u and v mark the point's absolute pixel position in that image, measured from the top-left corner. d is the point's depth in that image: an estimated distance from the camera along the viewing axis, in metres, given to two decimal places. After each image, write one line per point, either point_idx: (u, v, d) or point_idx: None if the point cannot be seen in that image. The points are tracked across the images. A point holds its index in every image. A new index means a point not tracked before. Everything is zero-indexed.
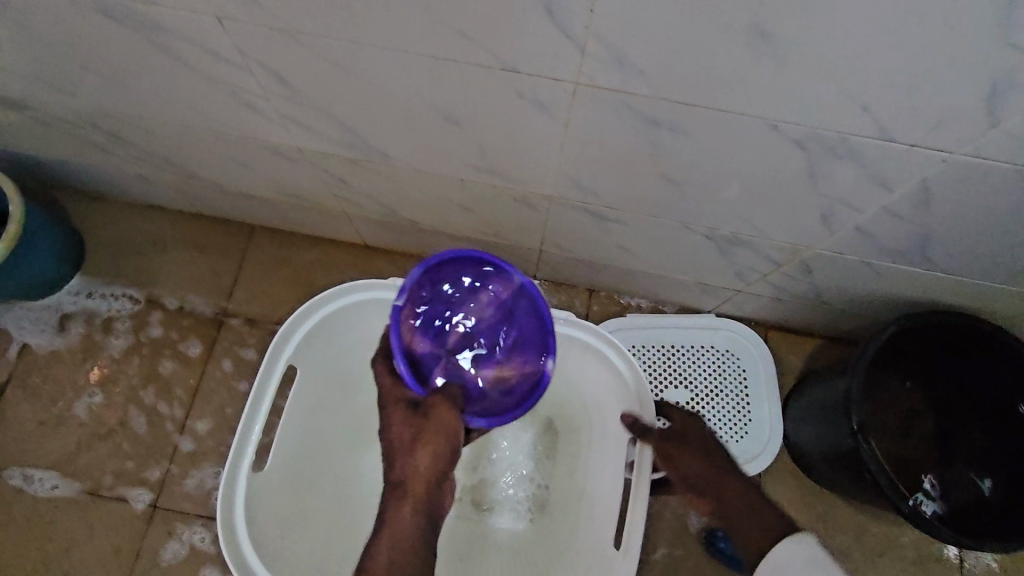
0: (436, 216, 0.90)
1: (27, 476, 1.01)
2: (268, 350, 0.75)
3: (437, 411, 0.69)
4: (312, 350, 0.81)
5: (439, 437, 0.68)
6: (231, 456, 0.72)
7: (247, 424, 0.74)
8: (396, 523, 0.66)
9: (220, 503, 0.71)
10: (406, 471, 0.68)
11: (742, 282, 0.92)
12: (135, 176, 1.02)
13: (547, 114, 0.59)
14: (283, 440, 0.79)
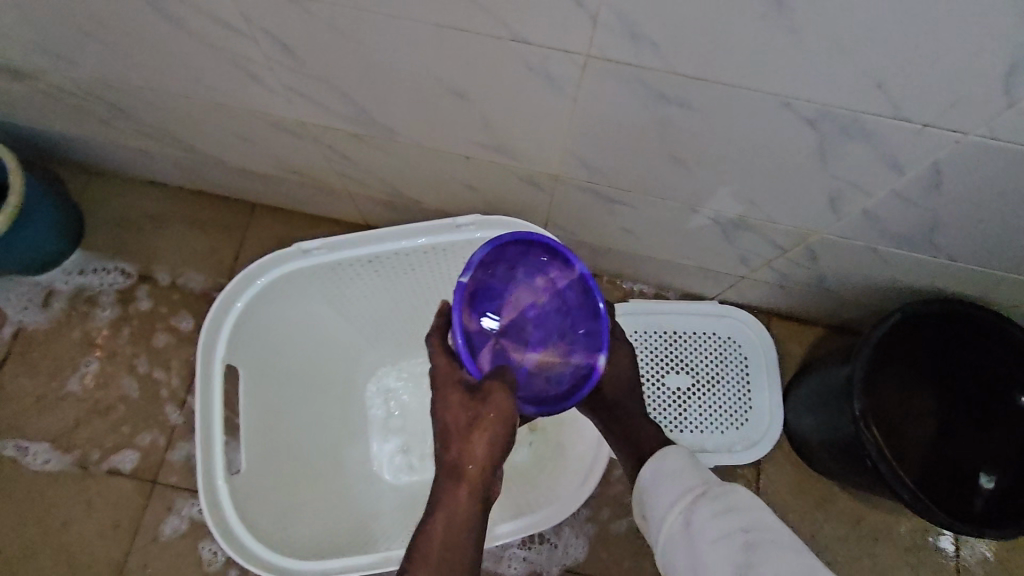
0: (439, 195, 0.89)
1: (21, 448, 1.01)
2: (198, 361, 0.71)
3: (494, 396, 0.56)
4: (245, 345, 0.77)
5: (498, 422, 0.55)
6: (201, 460, 0.69)
7: (206, 430, 0.70)
8: (450, 513, 0.54)
9: (205, 506, 0.68)
10: (460, 459, 0.56)
11: (746, 268, 0.92)
12: (133, 149, 1.00)
13: (555, 88, 0.58)
14: (251, 441, 0.76)
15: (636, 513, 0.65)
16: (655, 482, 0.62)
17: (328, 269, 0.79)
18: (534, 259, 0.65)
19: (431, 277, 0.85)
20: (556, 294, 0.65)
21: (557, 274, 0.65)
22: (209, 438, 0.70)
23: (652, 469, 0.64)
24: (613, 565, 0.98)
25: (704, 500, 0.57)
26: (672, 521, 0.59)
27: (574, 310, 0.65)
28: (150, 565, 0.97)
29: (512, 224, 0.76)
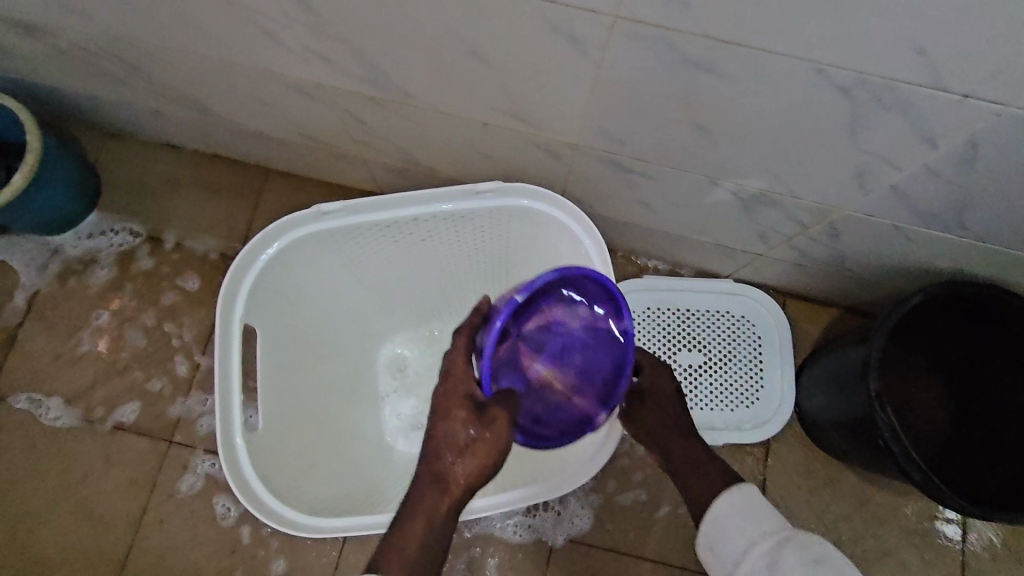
0: (455, 163, 0.88)
1: (35, 401, 1.03)
2: (218, 316, 0.72)
3: (495, 423, 0.64)
4: (265, 304, 0.78)
5: (491, 451, 0.64)
6: (221, 414, 0.70)
7: (224, 384, 0.71)
8: (430, 514, 0.63)
9: (223, 460, 0.70)
10: (452, 472, 0.64)
11: (765, 245, 0.90)
12: (149, 111, 1.00)
13: (579, 51, 0.56)
14: (269, 400, 0.77)
15: (700, 541, 0.69)
16: (732, 517, 0.66)
17: (347, 233, 0.79)
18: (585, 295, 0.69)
19: (448, 247, 0.85)
20: (590, 328, 0.70)
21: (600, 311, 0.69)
22: (227, 394, 0.71)
23: (728, 503, 0.67)
24: (618, 536, 0.99)
25: (789, 549, 0.61)
26: (754, 560, 0.63)
27: (599, 350, 0.69)
28: (166, 521, 0.99)
29: (535, 194, 0.76)
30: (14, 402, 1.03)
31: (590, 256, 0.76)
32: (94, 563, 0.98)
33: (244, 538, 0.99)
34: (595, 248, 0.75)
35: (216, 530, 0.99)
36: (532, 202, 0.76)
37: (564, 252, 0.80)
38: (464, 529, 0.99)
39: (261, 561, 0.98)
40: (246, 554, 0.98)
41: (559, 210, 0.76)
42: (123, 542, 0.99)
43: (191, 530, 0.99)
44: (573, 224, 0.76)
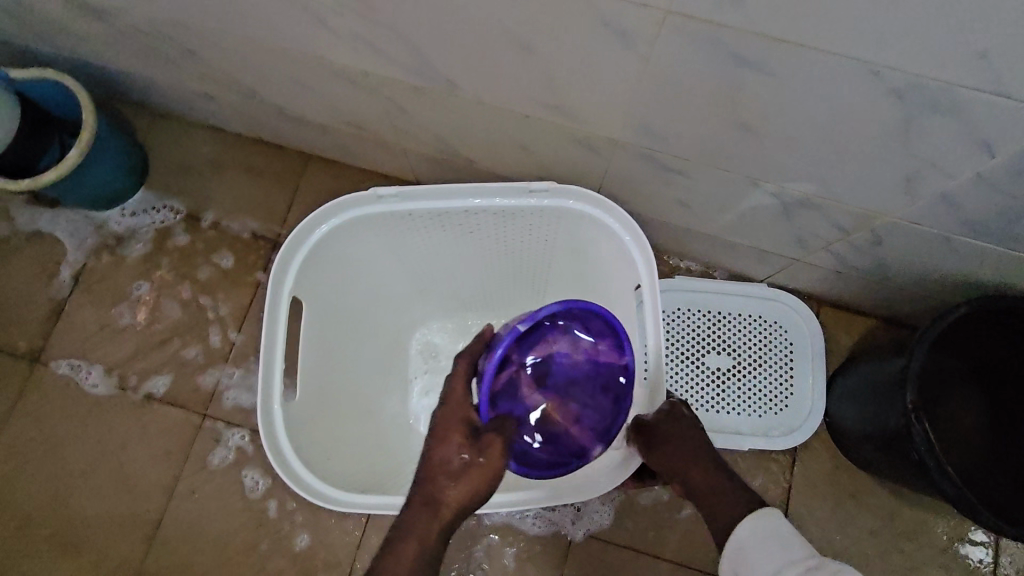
0: (493, 155, 0.88)
1: (75, 366, 1.08)
2: (269, 288, 0.73)
3: (490, 448, 0.69)
4: (312, 282, 0.79)
5: (486, 474, 0.68)
6: (261, 383, 0.72)
7: (269, 352, 0.73)
8: (422, 536, 0.65)
9: (263, 427, 0.72)
10: (445, 493, 0.67)
11: (802, 250, 0.89)
12: (198, 93, 1.03)
13: (627, 45, 0.56)
14: (308, 374, 0.79)
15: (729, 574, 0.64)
16: (756, 544, 0.62)
17: (394, 220, 0.80)
18: (585, 329, 0.77)
19: (489, 243, 0.86)
20: (592, 361, 0.77)
21: (602, 347, 0.76)
22: (271, 363, 0.73)
23: (749, 530, 0.63)
24: (637, 535, 0.99)
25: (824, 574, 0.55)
26: None
27: (598, 384, 0.77)
28: (197, 491, 1.03)
29: (582, 189, 0.76)
30: (57, 368, 1.08)
31: (633, 257, 0.75)
32: (128, 527, 1.02)
33: (270, 512, 1.02)
34: (638, 250, 0.74)
35: (244, 502, 1.02)
36: (579, 197, 0.76)
37: (606, 251, 0.80)
38: (481, 518, 1.00)
39: (286, 535, 1.01)
40: (272, 527, 1.01)
41: (606, 209, 0.76)
42: (156, 509, 1.02)
43: (221, 501, 1.02)
44: (617, 223, 0.76)
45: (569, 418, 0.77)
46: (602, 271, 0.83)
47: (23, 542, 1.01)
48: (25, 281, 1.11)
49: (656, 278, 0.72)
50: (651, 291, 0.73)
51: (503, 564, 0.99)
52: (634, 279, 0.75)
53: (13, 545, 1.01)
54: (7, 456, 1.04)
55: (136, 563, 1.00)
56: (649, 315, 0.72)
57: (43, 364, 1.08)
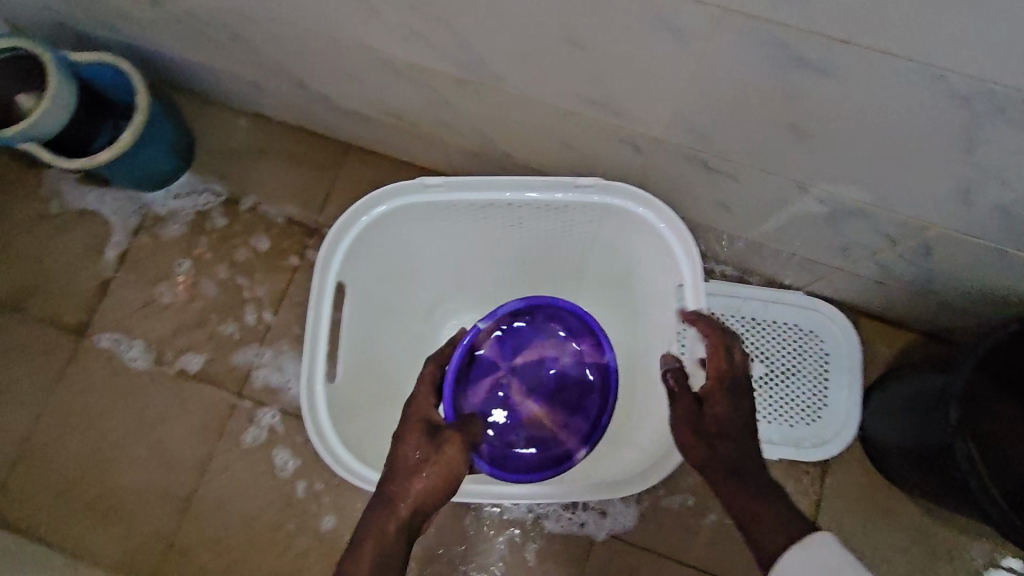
0: (534, 151, 0.89)
1: (116, 340, 1.12)
2: (316, 271, 0.75)
3: (449, 446, 0.64)
4: (356, 268, 0.81)
5: (443, 471, 0.62)
6: (306, 364, 0.74)
7: (315, 334, 0.74)
8: (377, 539, 0.58)
9: (306, 408, 0.73)
10: (401, 492, 0.60)
11: (845, 259, 0.87)
12: (245, 80, 1.05)
13: (680, 43, 0.55)
14: (348, 358, 0.80)
15: None
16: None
17: (438, 210, 0.81)
18: (567, 334, 0.90)
19: (529, 238, 0.86)
20: (578, 364, 0.90)
21: (585, 350, 0.90)
22: (315, 345, 0.74)
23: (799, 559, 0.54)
24: (660, 538, 0.99)
25: None
26: None
27: (583, 387, 0.89)
28: (230, 468, 1.06)
29: (628, 187, 0.75)
30: (99, 342, 1.12)
31: (677, 258, 0.74)
32: (162, 499, 1.05)
33: (299, 492, 1.04)
34: (683, 251, 0.74)
35: (275, 481, 1.05)
36: (624, 195, 0.76)
37: (648, 251, 0.80)
38: (503, 508, 1.00)
39: (313, 516, 1.03)
40: (299, 507, 1.04)
41: (653, 209, 0.75)
42: (190, 482, 1.05)
43: (253, 479, 1.05)
44: (663, 224, 0.75)
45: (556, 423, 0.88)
46: (641, 270, 0.83)
47: (63, 508, 1.05)
48: (75, 257, 1.15)
49: (702, 280, 0.72)
50: (695, 292, 0.72)
51: (524, 559, 0.99)
52: (677, 280, 0.75)
53: (53, 510, 1.05)
54: (52, 424, 1.08)
55: (169, 534, 1.04)
56: (691, 315, 0.72)
57: (88, 337, 1.12)
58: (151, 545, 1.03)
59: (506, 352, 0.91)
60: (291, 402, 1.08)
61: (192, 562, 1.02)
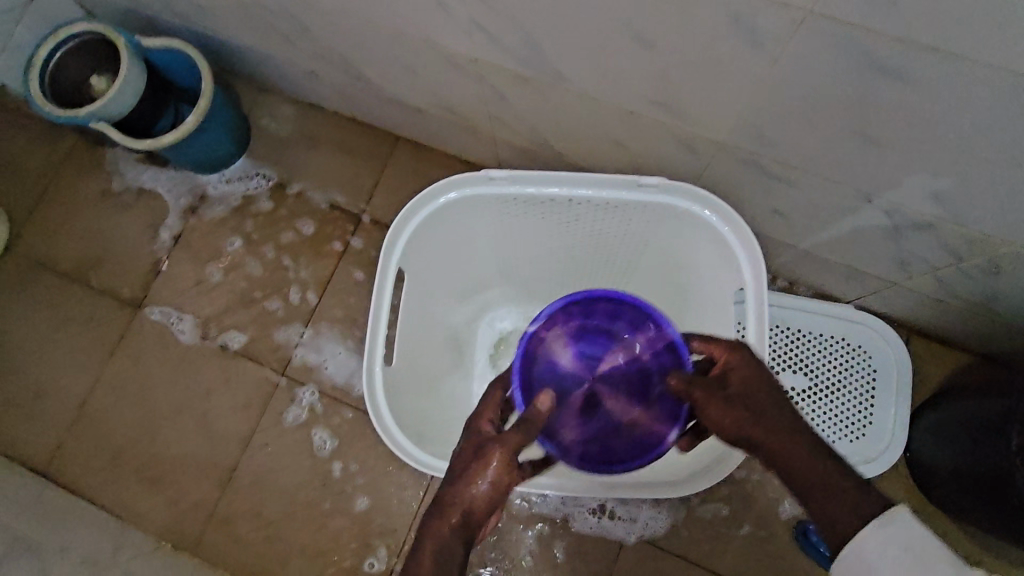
0: (587, 150, 0.89)
1: (164, 313, 1.16)
2: (380, 259, 0.77)
3: (491, 456, 0.56)
4: (414, 257, 0.82)
5: (489, 482, 0.56)
6: (367, 342, 0.75)
7: (376, 319, 0.76)
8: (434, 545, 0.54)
9: (366, 391, 0.75)
10: (449, 501, 0.56)
11: (903, 274, 0.85)
12: (306, 70, 1.08)
13: (756, 45, 0.55)
14: (403, 345, 0.82)
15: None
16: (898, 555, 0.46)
17: (498, 203, 0.82)
18: (629, 325, 0.76)
19: (587, 235, 0.87)
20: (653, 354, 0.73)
21: (654, 335, 0.73)
22: (376, 330, 0.76)
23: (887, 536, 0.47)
24: (692, 545, 0.98)
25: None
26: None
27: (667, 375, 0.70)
28: (271, 445, 1.09)
29: (692, 189, 0.75)
30: (150, 315, 1.16)
31: (739, 262, 0.74)
32: (205, 471, 1.09)
33: (336, 472, 1.07)
34: (746, 254, 0.74)
35: (313, 460, 1.07)
36: (687, 197, 0.76)
37: (708, 253, 0.80)
38: (532, 502, 1.01)
39: (348, 498, 1.06)
40: (335, 488, 1.06)
41: (715, 211, 0.75)
42: (233, 456, 1.09)
43: (293, 457, 1.08)
44: (726, 226, 0.75)
45: (647, 417, 0.69)
46: (698, 274, 0.83)
47: (112, 472, 1.10)
48: (134, 233, 1.20)
49: (766, 284, 0.71)
50: (757, 294, 0.72)
51: (553, 555, 0.99)
52: (738, 282, 0.75)
53: (103, 474, 1.10)
54: (106, 392, 1.13)
55: (211, 505, 1.07)
56: (752, 319, 0.72)
57: (143, 310, 1.16)
58: (193, 513, 1.07)
59: (584, 357, 0.78)
60: (332, 385, 1.10)
61: (231, 533, 1.06)
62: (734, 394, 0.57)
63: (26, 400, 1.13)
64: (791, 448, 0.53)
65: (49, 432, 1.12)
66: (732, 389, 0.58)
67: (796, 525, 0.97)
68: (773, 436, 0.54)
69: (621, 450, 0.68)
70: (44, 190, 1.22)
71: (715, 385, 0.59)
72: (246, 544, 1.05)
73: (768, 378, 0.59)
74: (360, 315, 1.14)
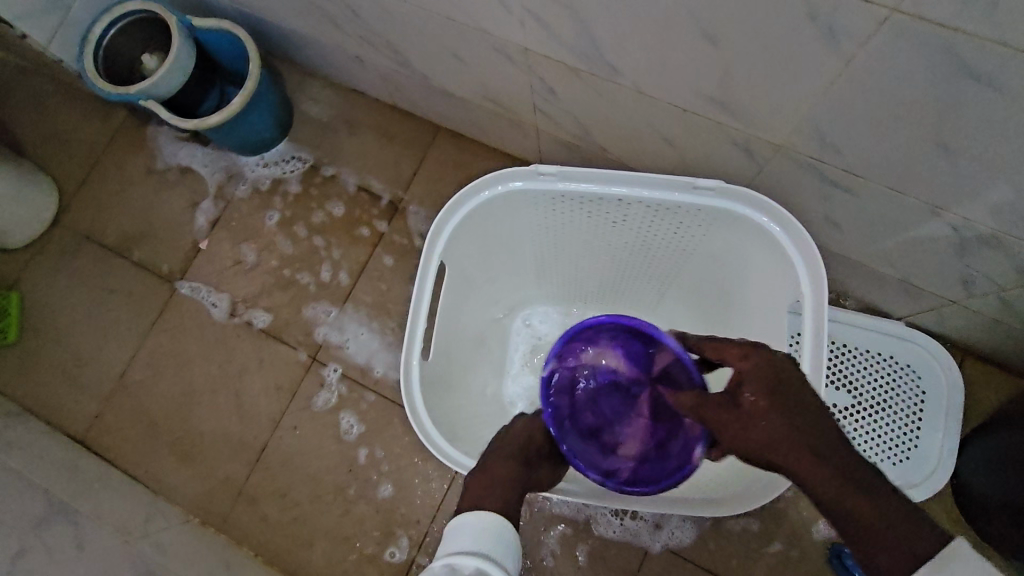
0: (634, 147, 0.86)
1: (194, 289, 1.18)
2: (423, 251, 0.76)
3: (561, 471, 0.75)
4: (456, 250, 0.81)
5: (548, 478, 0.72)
6: (406, 336, 0.74)
7: (416, 310, 0.75)
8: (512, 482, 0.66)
9: (402, 382, 0.74)
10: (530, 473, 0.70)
11: (964, 292, 0.80)
12: (352, 56, 1.08)
13: (831, 45, 0.52)
14: (440, 337, 0.81)
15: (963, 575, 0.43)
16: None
17: (545, 200, 0.80)
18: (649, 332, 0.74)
19: (633, 237, 0.85)
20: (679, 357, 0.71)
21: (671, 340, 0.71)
22: (415, 322, 0.75)
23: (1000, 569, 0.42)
24: (719, 558, 0.95)
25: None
26: None
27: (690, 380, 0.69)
28: (299, 427, 1.09)
29: (750, 196, 0.72)
30: (179, 288, 1.18)
31: (796, 274, 0.71)
32: (235, 449, 1.10)
33: (361, 458, 1.07)
34: (805, 266, 0.71)
35: (340, 445, 1.08)
36: (743, 205, 0.73)
37: (762, 263, 0.77)
38: (554, 502, 0.99)
39: (372, 485, 1.06)
40: (360, 474, 1.07)
41: (773, 219, 0.72)
42: (262, 436, 1.10)
43: (320, 441, 1.09)
44: (785, 235, 0.72)
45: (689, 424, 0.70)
46: (752, 282, 0.80)
47: (147, 444, 1.12)
48: (176, 211, 1.22)
49: (826, 300, 0.68)
50: (815, 309, 0.69)
51: (575, 557, 0.98)
52: (794, 295, 0.72)
53: (138, 445, 1.12)
54: (144, 365, 1.16)
55: (239, 482, 1.09)
56: (809, 334, 0.69)
57: (179, 286, 1.18)
58: (222, 490, 1.09)
59: (634, 363, 0.77)
60: (362, 372, 1.11)
61: (257, 511, 1.07)
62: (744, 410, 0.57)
63: (69, 369, 1.17)
64: (812, 470, 0.53)
65: (89, 401, 1.15)
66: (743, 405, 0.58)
67: (829, 546, 0.93)
68: (792, 460, 0.54)
69: (675, 454, 0.71)
70: (93, 165, 1.25)
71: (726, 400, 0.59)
72: (271, 523, 1.06)
73: (784, 394, 0.56)
74: (392, 303, 1.14)
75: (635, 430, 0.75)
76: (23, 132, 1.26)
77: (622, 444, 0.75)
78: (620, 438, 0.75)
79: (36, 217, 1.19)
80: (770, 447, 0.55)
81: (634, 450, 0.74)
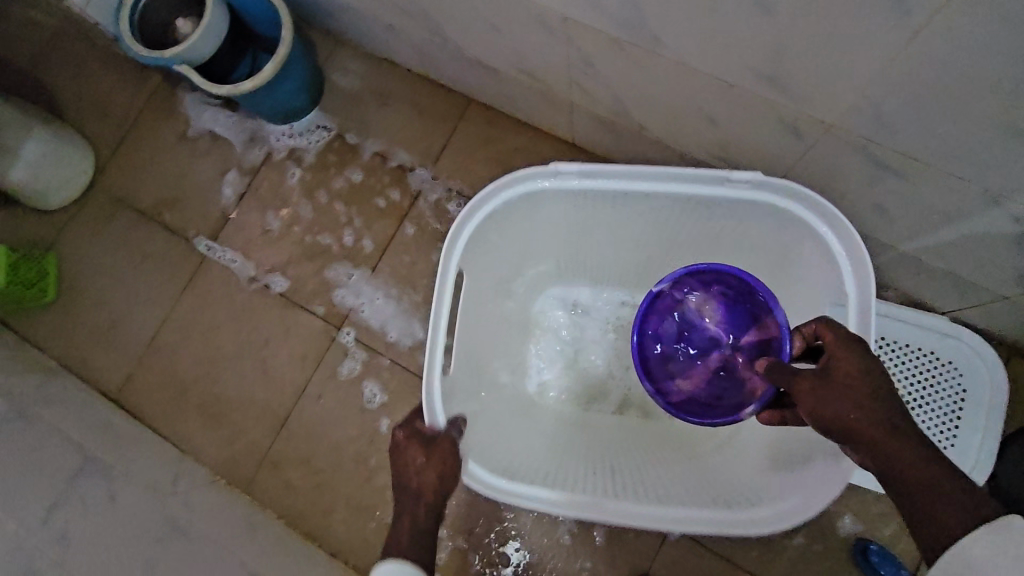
0: (673, 124, 0.83)
1: (209, 247, 1.20)
2: (439, 261, 0.73)
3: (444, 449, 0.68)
4: (474, 253, 0.79)
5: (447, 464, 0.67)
6: (428, 345, 0.72)
7: (435, 321, 0.73)
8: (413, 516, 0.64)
9: (424, 399, 0.71)
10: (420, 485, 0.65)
11: (1018, 288, 0.76)
12: (385, 24, 1.05)
13: (898, 16, 0.48)
14: (461, 344, 0.80)
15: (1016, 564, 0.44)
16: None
17: (570, 195, 0.78)
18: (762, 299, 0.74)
19: (673, 220, 0.81)
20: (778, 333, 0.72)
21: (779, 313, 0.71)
22: (437, 330, 0.73)
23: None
24: (739, 548, 0.94)
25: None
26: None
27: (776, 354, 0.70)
28: (324, 397, 1.11)
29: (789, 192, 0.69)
30: (198, 246, 1.20)
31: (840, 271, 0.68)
32: (260, 415, 1.12)
33: (383, 430, 1.08)
34: (851, 266, 0.67)
35: (362, 415, 1.09)
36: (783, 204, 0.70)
37: (805, 254, 0.74)
38: None
39: None
40: (381, 445, 1.08)
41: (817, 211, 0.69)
42: (287, 404, 1.12)
43: (343, 410, 1.10)
44: (827, 232, 0.69)
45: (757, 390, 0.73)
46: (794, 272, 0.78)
47: (176, 408, 1.15)
48: (207, 178, 1.22)
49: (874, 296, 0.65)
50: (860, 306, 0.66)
51: (593, 538, 0.97)
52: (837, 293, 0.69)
53: (168, 408, 1.15)
54: (174, 329, 1.18)
55: (264, 447, 1.11)
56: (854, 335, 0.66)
57: (197, 243, 1.20)
58: (248, 453, 1.11)
59: (730, 320, 0.80)
60: (385, 345, 1.11)
61: (280, 477, 1.09)
62: (837, 379, 0.57)
63: (102, 330, 1.20)
64: (902, 446, 0.53)
65: (122, 363, 1.18)
66: (839, 377, 0.57)
67: (855, 542, 0.91)
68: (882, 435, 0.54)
69: (722, 406, 0.77)
70: (128, 130, 1.26)
71: (817, 375, 0.58)
72: (294, 490, 1.08)
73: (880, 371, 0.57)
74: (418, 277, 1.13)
75: (699, 372, 0.82)
76: (61, 95, 1.27)
77: (679, 379, 0.82)
78: (684, 374, 0.82)
79: (73, 181, 1.22)
80: (854, 413, 0.55)
81: (690, 387, 0.81)
